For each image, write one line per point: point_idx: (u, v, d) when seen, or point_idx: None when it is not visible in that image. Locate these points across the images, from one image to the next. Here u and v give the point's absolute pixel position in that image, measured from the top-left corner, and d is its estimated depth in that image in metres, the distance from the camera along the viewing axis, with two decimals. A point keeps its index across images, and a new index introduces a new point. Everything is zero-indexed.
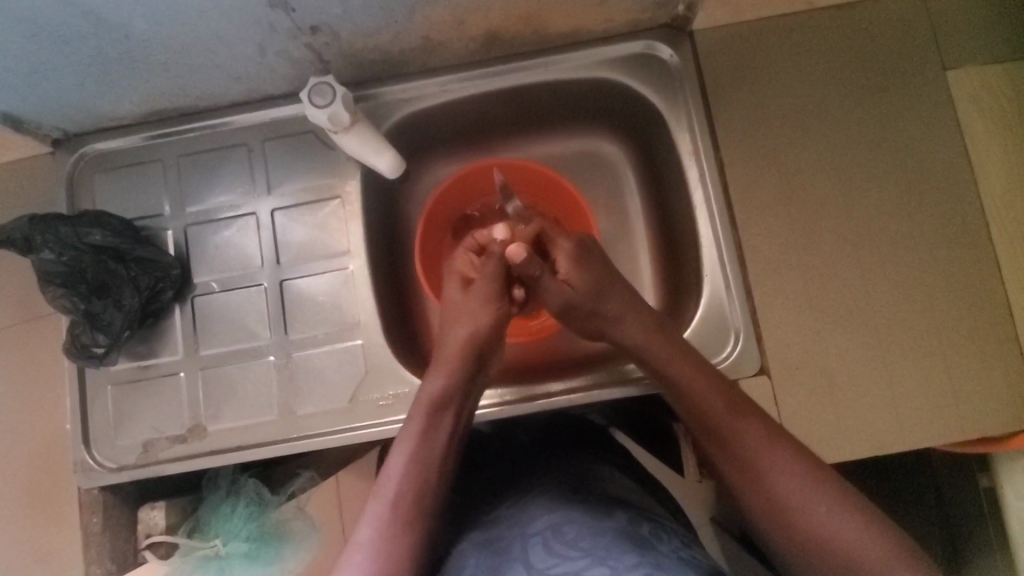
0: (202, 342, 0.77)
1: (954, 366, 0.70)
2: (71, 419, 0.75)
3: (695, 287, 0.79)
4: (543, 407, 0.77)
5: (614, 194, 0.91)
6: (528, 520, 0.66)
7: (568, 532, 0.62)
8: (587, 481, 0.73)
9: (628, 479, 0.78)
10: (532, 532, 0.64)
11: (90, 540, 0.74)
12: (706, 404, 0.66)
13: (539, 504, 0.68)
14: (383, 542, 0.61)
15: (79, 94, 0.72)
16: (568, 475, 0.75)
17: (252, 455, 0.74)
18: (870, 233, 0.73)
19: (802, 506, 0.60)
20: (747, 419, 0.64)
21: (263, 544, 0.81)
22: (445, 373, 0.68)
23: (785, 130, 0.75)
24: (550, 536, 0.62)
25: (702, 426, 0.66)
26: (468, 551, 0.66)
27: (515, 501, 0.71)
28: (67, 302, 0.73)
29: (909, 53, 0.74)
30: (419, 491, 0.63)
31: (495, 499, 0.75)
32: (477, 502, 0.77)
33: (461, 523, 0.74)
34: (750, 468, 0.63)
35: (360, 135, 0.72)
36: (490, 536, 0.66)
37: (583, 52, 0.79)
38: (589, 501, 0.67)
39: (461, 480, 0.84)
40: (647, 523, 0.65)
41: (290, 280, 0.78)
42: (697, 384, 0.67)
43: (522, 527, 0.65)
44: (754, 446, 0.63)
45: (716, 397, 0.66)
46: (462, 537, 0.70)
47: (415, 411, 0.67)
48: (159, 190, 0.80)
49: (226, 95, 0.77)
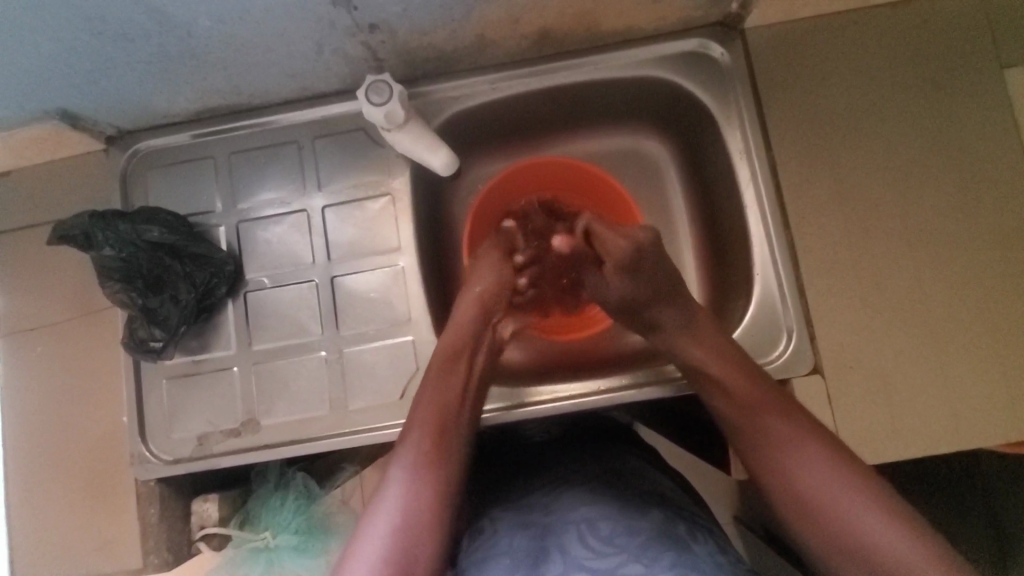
0: (255, 337, 0.78)
1: (1010, 367, 0.69)
2: (127, 411, 0.77)
3: (744, 286, 0.79)
4: (578, 405, 0.77)
5: (657, 192, 0.91)
6: (562, 510, 0.66)
7: (603, 528, 0.62)
8: (624, 478, 0.72)
9: (664, 478, 0.77)
10: (568, 522, 0.64)
11: (147, 531, 0.75)
12: (742, 397, 0.66)
13: (572, 498, 0.68)
14: (414, 482, 0.61)
15: (137, 91, 0.73)
16: (604, 470, 0.74)
17: (303, 449, 0.75)
18: (924, 231, 0.72)
19: (834, 507, 0.59)
20: (772, 416, 0.64)
21: (311, 536, 0.81)
22: (455, 334, 0.71)
23: (837, 128, 0.74)
24: (586, 530, 0.62)
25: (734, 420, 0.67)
26: (506, 529, 0.66)
27: (549, 491, 0.71)
28: (124, 296, 0.74)
29: (966, 52, 0.74)
30: (441, 433, 0.65)
31: (527, 485, 0.75)
32: (507, 489, 0.76)
33: (490, 505, 0.73)
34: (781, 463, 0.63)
35: (413, 132, 0.73)
36: (524, 520, 0.67)
37: (633, 50, 0.79)
38: (626, 499, 0.67)
39: (494, 471, 0.84)
40: (683, 523, 0.65)
41: (341, 277, 0.78)
42: (735, 380, 0.67)
43: (559, 514, 0.66)
44: (784, 436, 0.63)
45: (743, 391, 0.66)
46: (494, 514, 0.70)
47: (432, 360, 0.70)
48: (210, 187, 0.81)
49: (279, 93, 0.78)
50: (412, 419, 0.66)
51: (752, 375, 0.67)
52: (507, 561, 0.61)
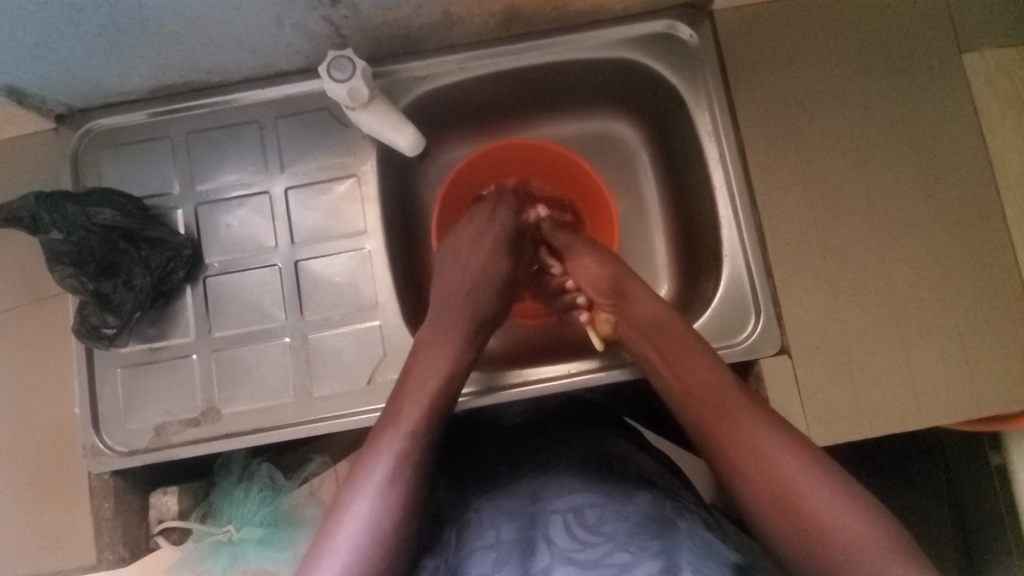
0: (214, 323, 0.75)
1: (969, 344, 0.71)
2: (79, 402, 0.73)
3: (713, 268, 0.80)
4: (545, 388, 0.75)
5: (628, 176, 0.91)
6: (549, 495, 0.66)
7: (590, 516, 0.63)
8: (608, 463, 0.72)
9: (648, 457, 0.77)
10: (553, 510, 0.64)
11: (101, 526, 0.72)
12: (711, 392, 0.65)
13: (559, 482, 0.68)
14: (400, 475, 0.62)
15: (87, 66, 0.69)
16: (588, 455, 0.73)
17: (268, 438, 0.73)
18: (887, 213, 0.73)
19: (806, 520, 0.57)
20: (750, 422, 0.62)
21: (276, 529, 0.81)
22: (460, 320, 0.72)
23: (803, 111, 0.75)
24: (572, 518, 0.63)
25: (711, 416, 0.64)
26: (489, 520, 0.66)
27: (534, 477, 0.70)
28: (75, 282, 0.71)
29: (926, 36, 0.75)
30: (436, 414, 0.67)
31: (513, 470, 0.74)
32: (491, 477, 0.75)
33: (473, 492, 0.72)
34: (764, 468, 0.60)
35: (378, 112, 0.71)
36: (509, 509, 0.67)
37: (602, 31, 0.78)
38: (610, 482, 0.68)
39: (472, 457, 0.82)
40: (671, 502, 0.66)
41: (305, 261, 0.76)
42: (686, 368, 0.67)
43: (544, 502, 0.65)
44: (746, 431, 0.62)
45: (709, 386, 0.65)
46: (478, 506, 0.69)
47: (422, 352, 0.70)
48: (168, 169, 0.78)
49: (238, 70, 0.75)
50: (403, 407, 0.66)
51: (710, 369, 0.66)
52: (493, 555, 0.62)
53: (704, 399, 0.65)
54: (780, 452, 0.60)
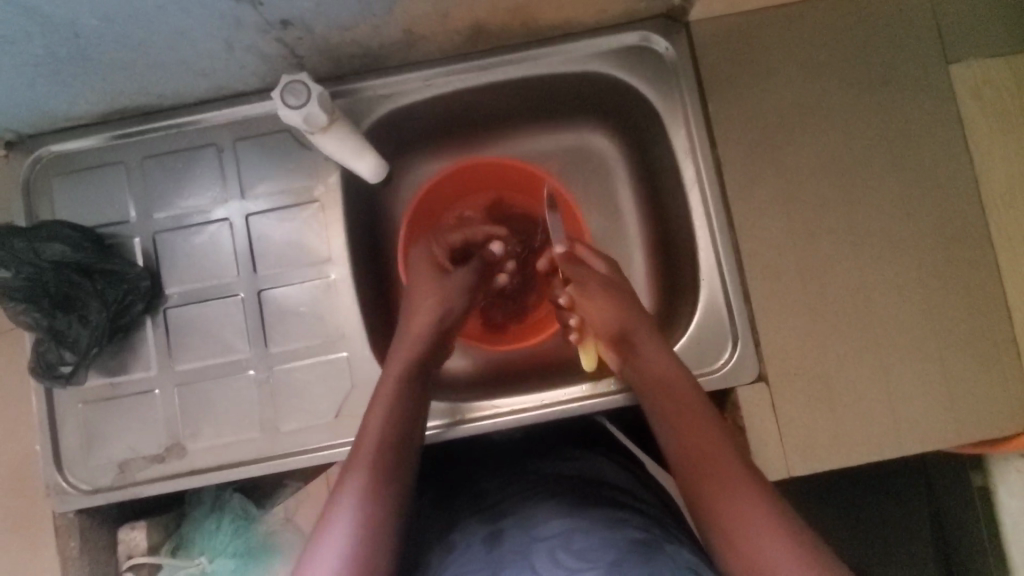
0: (177, 356, 0.73)
1: (951, 369, 0.69)
2: (40, 440, 0.71)
3: (690, 290, 0.78)
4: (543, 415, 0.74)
5: (606, 191, 0.88)
6: (537, 522, 0.65)
7: (576, 542, 0.61)
8: (593, 489, 0.71)
9: (627, 478, 0.77)
10: (541, 538, 0.62)
11: (68, 565, 0.71)
12: (696, 433, 0.63)
13: (545, 509, 0.67)
14: (370, 519, 0.56)
15: (30, 94, 0.66)
16: (573, 483, 0.72)
17: (234, 474, 0.71)
18: (869, 234, 0.71)
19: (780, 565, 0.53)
20: (729, 462, 0.60)
21: (249, 558, 0.78)
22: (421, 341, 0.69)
23: (783, 128, 0.72)
24: (559, 542, 0.61)
25: (693, 459, 0.62)
26: (467, 552, 0.64)
27: (520, 503, 0.69)
28: (28, 318, 0.69)
29: (912, 47, 0.71)
30: (407, 432, 0.63)
31: (499, 498, 0.73)
32: (479, 504, 0.73)
33: (461, 520, 0.71)
34: (738, 502, 0.57)
35: (338, 136, 0.68)
36: (494, 538, 0.65)
37: (574, 43, 0.75)
38: (590, 507, 0.66)
39: (461, 488, 0.80)
40: (658, 530, 0.64)
41: (269, 290, 0.74)
42: (694, 419, 0.64)
43: (529, 529, 0.64)
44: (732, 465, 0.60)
45: (699, 429, 0.63)
46: (460, 535, 0.67)
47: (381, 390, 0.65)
48: (123, 195, 0.75)
49: (193, 92, 0.72)
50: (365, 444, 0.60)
51: (704, 412, 0.64)
52: None
53: (690, 435, 0.63)
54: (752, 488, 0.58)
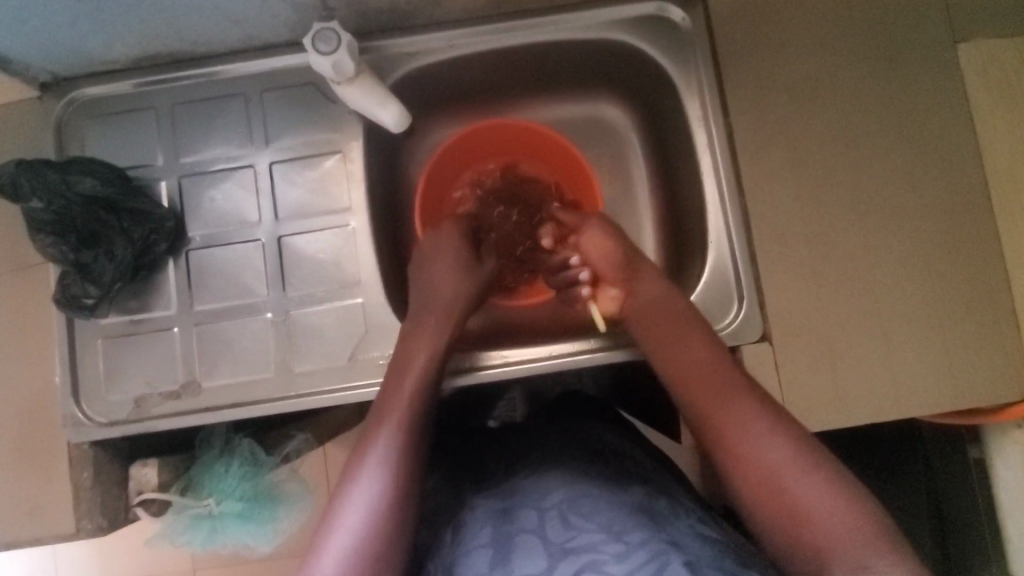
0: (196, 297, 0.75)
1: (951, 337, 0.71)
2: (60, 371, 0.73)
3: (698, 255, 0.80)
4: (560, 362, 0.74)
5: (618, 160, 0.91)
6: (544, 489, 0.66)
7: (584, 508, 0.62)
8: (605, 457, 0.72)
9: (635, 448, 0.78)
10: (549, 505, 0.64)
11: (80, 495, 0.71)
12: (718, 390, 0.62)
13: (553, 476, 0.68)
14: (390, 470, 0.60)
15: (70, 33, 0.68)
16: (583, 449, 0.74)
17: (247, 412, 0.73)
18: (874, 201, 0.73)
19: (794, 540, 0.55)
20: (754, 423, 0.59)
21: (256, 504, 0.83)
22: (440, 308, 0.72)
23: (794, 97, 0.74)
24: (566, 510, 0.63)
25: (710, 429, 0.61)
26: (482, 517, 0.65)
27: (531, 472, 0.70)
28: (56, 251, 0.70)
29: (921, 23, 0.74)
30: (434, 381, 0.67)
31: (506, 464, 0.74)
32: (483, 475, 0.74)
33: (467, 491, 0.72)
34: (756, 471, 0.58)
35: (362, 87, 0.70)
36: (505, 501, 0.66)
37: (593, 10, 0.77)
38: (603, 477, 0.67)
39: (471, 446, 0.83)
40: (665, 498, 0.66)
41: (289, 237, 0.76)
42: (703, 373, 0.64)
43: (537, 497, 0.66)
44: (734, 408, 0.60)
45: (721, 389, 0.62)
46: (473, 504, 0.68)
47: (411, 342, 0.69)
48: (151, 139, 0.77)
49: (224, 41, 0.74)
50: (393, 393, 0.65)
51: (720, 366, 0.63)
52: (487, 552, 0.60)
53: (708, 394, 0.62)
54: (776, 445, 0.58)
